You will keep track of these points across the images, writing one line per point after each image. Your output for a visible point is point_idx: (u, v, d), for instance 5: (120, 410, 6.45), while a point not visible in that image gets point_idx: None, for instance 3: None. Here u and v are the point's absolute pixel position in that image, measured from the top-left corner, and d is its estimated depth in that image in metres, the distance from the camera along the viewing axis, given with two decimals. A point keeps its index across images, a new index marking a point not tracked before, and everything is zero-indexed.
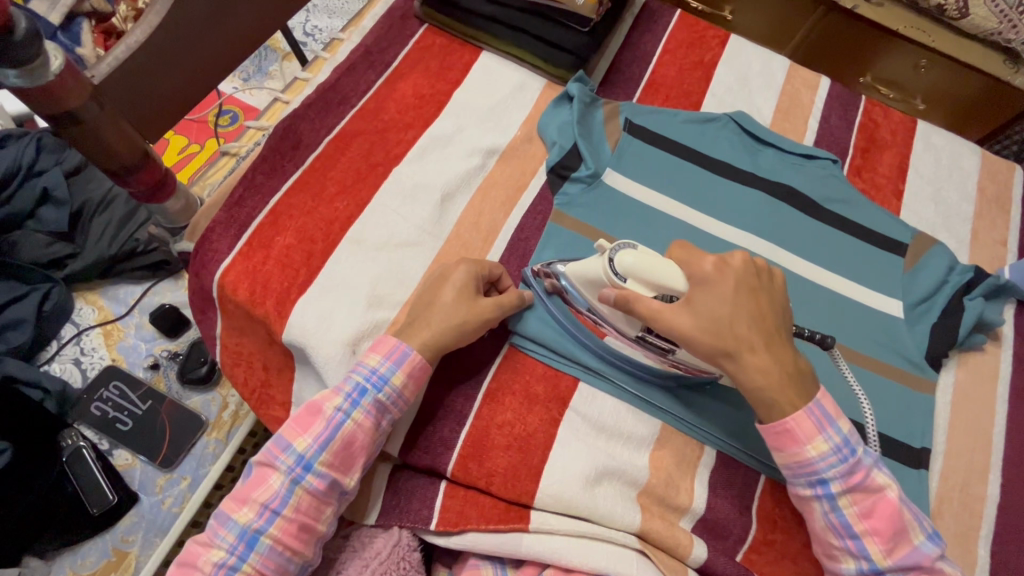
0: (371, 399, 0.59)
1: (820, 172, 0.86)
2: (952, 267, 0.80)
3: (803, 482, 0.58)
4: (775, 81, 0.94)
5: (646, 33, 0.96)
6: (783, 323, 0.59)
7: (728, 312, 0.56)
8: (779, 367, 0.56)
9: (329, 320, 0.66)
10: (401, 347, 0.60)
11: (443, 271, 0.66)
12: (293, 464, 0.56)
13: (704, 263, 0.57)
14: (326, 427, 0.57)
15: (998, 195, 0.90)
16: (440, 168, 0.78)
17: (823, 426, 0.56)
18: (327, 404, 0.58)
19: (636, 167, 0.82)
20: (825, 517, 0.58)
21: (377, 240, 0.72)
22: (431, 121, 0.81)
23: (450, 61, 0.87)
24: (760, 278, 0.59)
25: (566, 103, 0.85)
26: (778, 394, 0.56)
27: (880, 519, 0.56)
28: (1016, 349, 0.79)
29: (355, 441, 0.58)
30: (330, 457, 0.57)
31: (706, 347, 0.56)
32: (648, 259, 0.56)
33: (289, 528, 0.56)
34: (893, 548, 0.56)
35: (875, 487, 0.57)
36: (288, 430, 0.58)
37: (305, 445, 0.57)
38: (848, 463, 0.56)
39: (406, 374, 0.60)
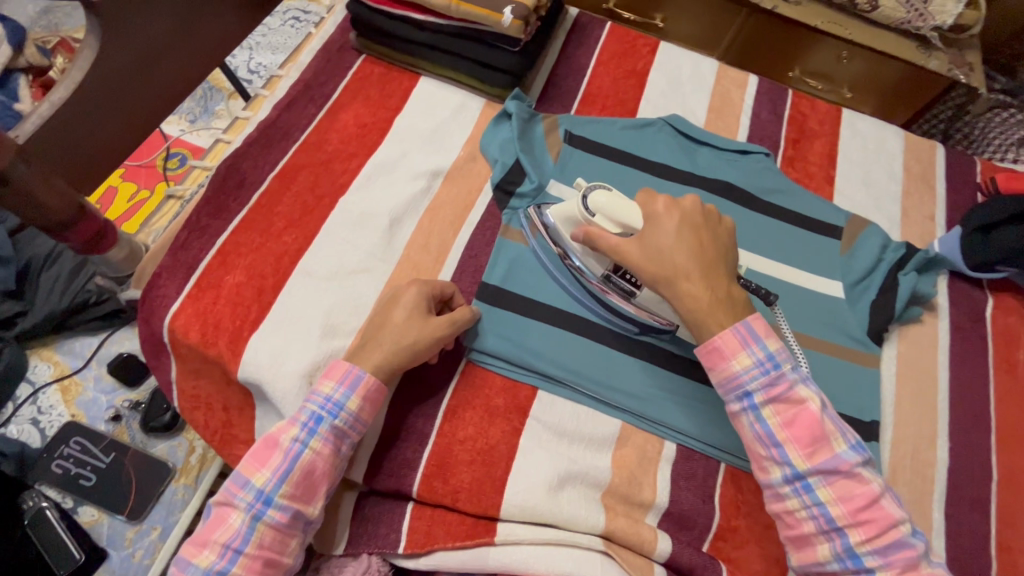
0: (327, 428, 0.59)
1: (755, 166, 0.90)
2: (886, 245, 0.84)
3: (732, 397, 0.60)
4: (706, 83, 0.99)
5: (579, 46, 1.00)
6: (727, 261, 0.64)
7: (671, 244, 0.63)
8: (709, 292, 0.61)
9: (283, 353, 0.67)
10: (354, 372, 0.61)
11: (394, 292, 0.67)
12: (251, 501, 0.56)
13: (657, 204, 0.66)
14: (283, 459, 0.57)
15: (923, 171, 0.94)
16: (386, 194, 0.80)
17: (747, 343, 0.59)
18: (283, 436, 0.59)
19: (578, 176, 0.84)
20: (753, 429, 0.59)
21: (327, 271, 0.73)
22: (375, 149, 0.83)
23: (389, 89, 0.89)
24: (707, 218, 0.66)
25: (505, 121, 0.87)
26: (708, 317, 0.61)
27: (801, 427, 0.57)
28: (953, 317, 0.82)
29: (314, 471, 0.58)
30: (290, 490, 0.57)
31: (646, 272, 0.63)
32: (617, 200, 0.66)
33: (253, 565, 0.55)
34: (814, 453, 0.57)
35: (796, 399, 0.58)
36: (245, 467, 0.58)
37: (263, 480, 0.57)
38: (770, 374, 0.59)
39: (360, 400, 0.61)
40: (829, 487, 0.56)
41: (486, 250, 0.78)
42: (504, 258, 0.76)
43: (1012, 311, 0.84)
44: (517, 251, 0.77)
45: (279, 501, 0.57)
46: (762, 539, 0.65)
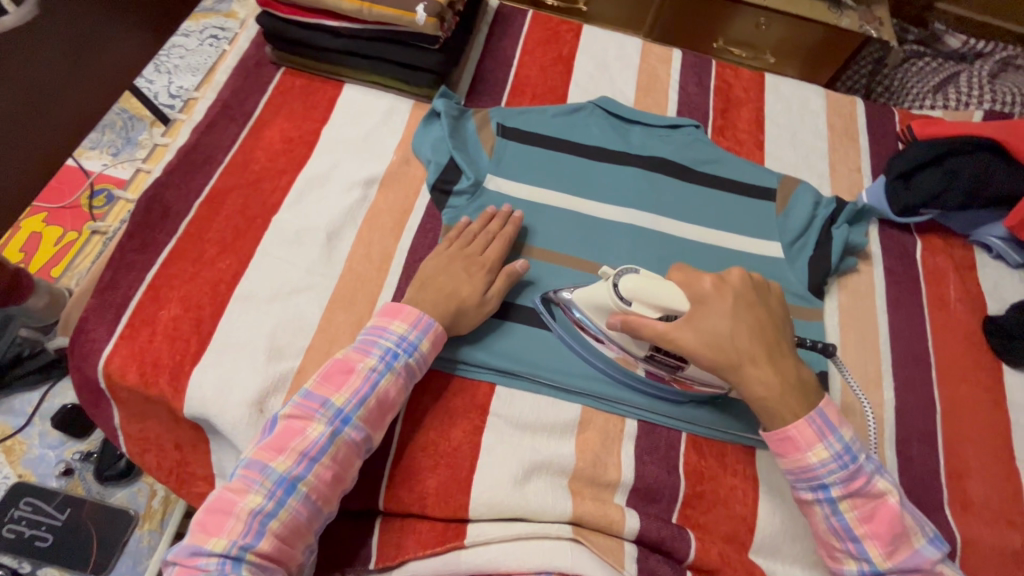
0: (402, 362, 0.63)
1: (686, 139, 0.91)
2: (818, 202, 0.87)
3: (804, 486, 0.60)
4: (632, 62, 1.00)
5: (503, 37, 1.00)
6: (785, 338, 0.64)
7: (728, 327, 0.61)
8: (780, 379, 0.60)
9: (230, 383, 0.65)
10: (426, 318, 0.65)
11: (471, 247, 0.72)
12: (332, 416, 0.59)
13: (704, 284, 0.63)
14: (363, 383, 0.60)
15: (847, 127, 0.98)
16: (322, 207, 0.78)
17: (824, 434, 0.59)
18: (360, 363, 0.62)
19: (515, 168, 0.84)
20: (827, 521, 0.60)
21: (268, 293, 0.71)
22: (305, 163, 0.81)
23: (313, 100, 0.87)
24: (758, 292, 0.65)
25: (435, 120, 0.86)
26: (779, 404, 0.60)
27: (881, 524, 0.58)
28: (887, 263, 0.86)
29: (387, 399, 0.62)
30: (367, 412, 0.60)
31: (710, 360, 0.61)
32: (649, 282, 0.61)
33: (325, 476, 0.57)
34: (895, 552, 0.58)
35: (875, 492, 0.59)
36: (319, 389, 0.60)
37: (343, 400, 0.59)
38: (849, 468, 0.58)
39: (431, 340, 0.65)
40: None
41: (430, 252, 0.77)
42: None
43: (939, 250, 0.88)
44: None
45: (357, 421, 0.60)
46: (729, 501, 0.67)
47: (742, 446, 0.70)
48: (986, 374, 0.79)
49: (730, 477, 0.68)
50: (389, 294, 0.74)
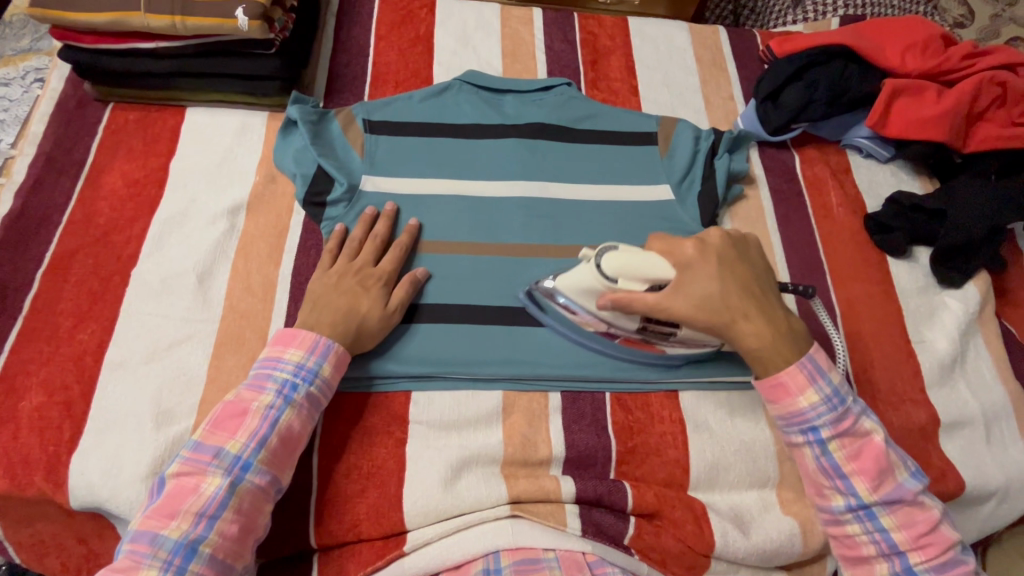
0: (303, 392, 0.59)
1: (561, 99, 0.89)
2: (699, 136, 0.88)
3: (795, 429, 0.61)
4: (493, 29, 0.96)
5: (353, 27, 0.94)
6: (768, 288, 0.64)
7: (718, 288, 0.61)
8: (771, 329, 0.61)
9: (116, 462, 0.59)
10: (323, 340, 0.61)
11: (364, 260, 0.68)
12: (229, 465, 0.54)
13: (685, 248, 0.63)
14: (262, 422, 0.56)
15: (714, 57, 0.99)
16: (186, 249, 0.72)
17: (814, 378, 0.59)
18: (254, 402, 0.57)
19: (390, 163, 0.80)
20: (817, 461, 0.60)
21: (142, 353, 0.65)
22: (156, 204, 0.74)
23: (154, 133, 0.79)
24: (738, 248, 0.65)
25: (294, 129, 0.80)
26: (772, 353, 0.60)
27: (867, 460, 0.59)
28: (771, 183, 0.89)
29: (292, 432, 0.58)
30: (272, 450, 0.56)
31: (704, 322, 0.61)
32: (628, 257, 0.61)
33: (231, 532, 0.53)
34: (881, 485, 0.58)
35: (861, 432, 0.60)
36: (210, 438, 0.55)
37: (241, 444, 0.55)
38: (838, 410, 0.59)
39: (333, 362, 0.61)
40: (893, 515, 0.58)
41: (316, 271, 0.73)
42: None
43: (815, 160, 0.91)
44: None
45: (261, 461, 0.56)
46: (661, 448, 0.67)
47: (666, 392, 0.70)
48: (874, 268, 0.83)
49: (659, 424, 0.68)
50: (279, 325, 0.69)
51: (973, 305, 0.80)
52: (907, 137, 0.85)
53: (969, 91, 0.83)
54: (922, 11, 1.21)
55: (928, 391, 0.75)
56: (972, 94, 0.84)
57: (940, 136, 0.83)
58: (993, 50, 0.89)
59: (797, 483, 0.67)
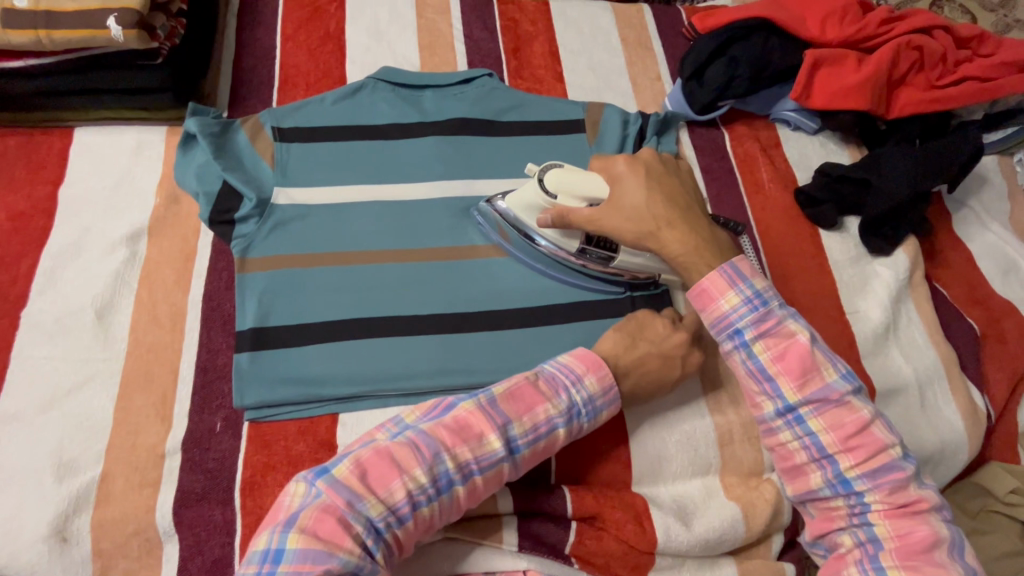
0: (556, 431, 0.55)
1: (482, 91, 0.85)
2: (626, 120, 0.85)
3: (722, 335, 0.59)
4: (407, 21, 0.92)
5: (257, 29, 0.88)
6: (699, 203, 0.65)
7: (644, 201, 0.63)
8: (695, 239, 0.61)
9: (13, 524, 0.55)
10: (615, 390, 0.58)
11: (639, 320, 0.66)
12: (440, 475, 0.49)
13: (619, 166, 0.65)
14: (543, 424, 0.54)
15: (639, 37, 0.97)
16: (82, 283, 0.66)
17: (734, 282, 0.58)
18: (381, 514, 0.47)
19: (303, 172, 0.75)
20: (745, 365, 0.59)
21: (38, 402, 0.60)
22: (46, 237, 0.68)
23: (39, 159, 0.73)
24: (668, 166, 0.67)
25: (194, 144, 0.75)
26: (696, 258, 0.61)
27: (791, 360, 0.57)
28: (702, 163, 0.87)
29: (468, 494, 0.51)
30: (449, 499, 0.51)
31: (631, 232, 0.63)
32: (572, 173, 0.66)
33: None
34: (805, 385, 0.56)
35: (785, 332, 0.57)
36: (481, 416, 0.52)
37: (495, 446, 0.52)
38: (759, 311, 0.57)
39: (609, 411, 0.58)
40: (820, 417, 0.56)
41: (228, 294, 0.68)
42: (252, 295, 0.67)
43: (745, 136, 0.90)
44: (268, 279, 0.68)
45: (430, 508, 0.50)
46: (600, 447, 0.65)
47: None
48: (807, 242, 0.83)
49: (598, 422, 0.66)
50: (191, 356, 0.65)
51: (902, 270, 0.81)
52: (831, 107, 0.85)
53: (887, 57, 0.83)
54: None
55: (863, 362, 0.76)
56: (891, 59, 0.84)
57: (861, 104, 0.83)
58: (910, 14, 0.89)
59: (739, 467, 0.67)
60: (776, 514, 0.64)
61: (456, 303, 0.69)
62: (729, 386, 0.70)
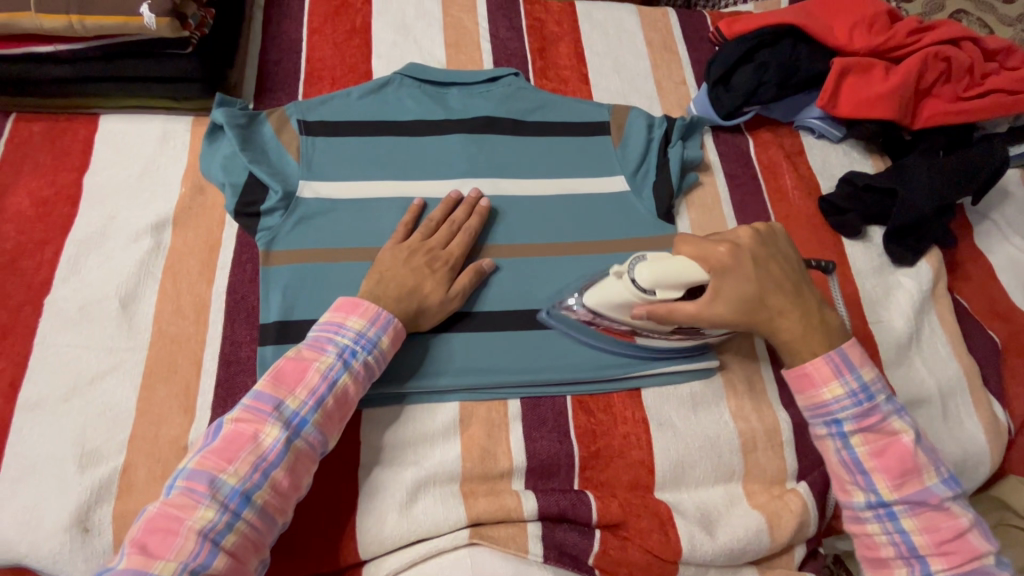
0: (342, 381, 0.56)
1: (508, 90, 0.84)
2: (652, 123, 0.85)
3: (819, 421, 0.60)
4: (434, 18, 0.92)
5: (284, 21, 0.88)
6: (804, 276, 0.63)
7: (755, 285, 0.60)
8: (805, 322, 0.61)
9: (34, 514, 0.54)
10: (384, 313, 0.59)
11: (396, 254, 0.65)
12: (225, 499, 0.48)
13: (718, 252, 0.61)
14: (320, 382, 0.55)
15: (664, 41, 0.97)
16: (106, 272, 0.66)
17: (841, 371, 0.58)
18: (229, 468, 0.50)
19: (329, 166, 0.74)
20: (839, 455, 0.59)
21: (61, 390, 0.60)
22: (71, 223, 0.68)
23: (64, 145, 0.73)
24: (773, 243, 0.64)
25: (221, 134, 0.75)
26: (804, 344, 0.60)
27: (891, 457, 0.57)
28: (726, 169, 0.87)
29: (276, 494, 0.51)
30: (256, 508, 0.50)
31: (742, 321, 0.61)
32: (664, 264, 0.59)
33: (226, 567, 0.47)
34: (903, 485, 0.57)
35: (889, 430, 0.58)
36: (183, 496, 0.48)
37: (275, 434, 0.52)
38: (864, 405, 0.58)
39: (391, 335, 0.59)
40: (915, 518, 0.56)
41: (253, 287, 0.68)
42: (277, 288, 0.66)
43: (769, 143, 0.90)
44: (292, 273, 0.67)
45: (237, 530, 0.48)
46: (624, 450, 0.65)
47: (628, 391, 0.68)
48: (832, 251, 0.82)
49: (623, 426, 0.66)
50: (215, 348, 0.64)
51: (926, 282, 0.81)
52: (857, 116, 0.85)
53: (915, 67, 0.83)
54: None
55: (886, 371, 0.75)
56: (918, 69, 0.84)
57: (889, 114, 0.83)
58: (938, 25, 0.89)
59: (763, 475, 0.67)
60: (802, 524, 0.64)
61: (478, 301, 0.69)
62: (752, 392, 0.70)
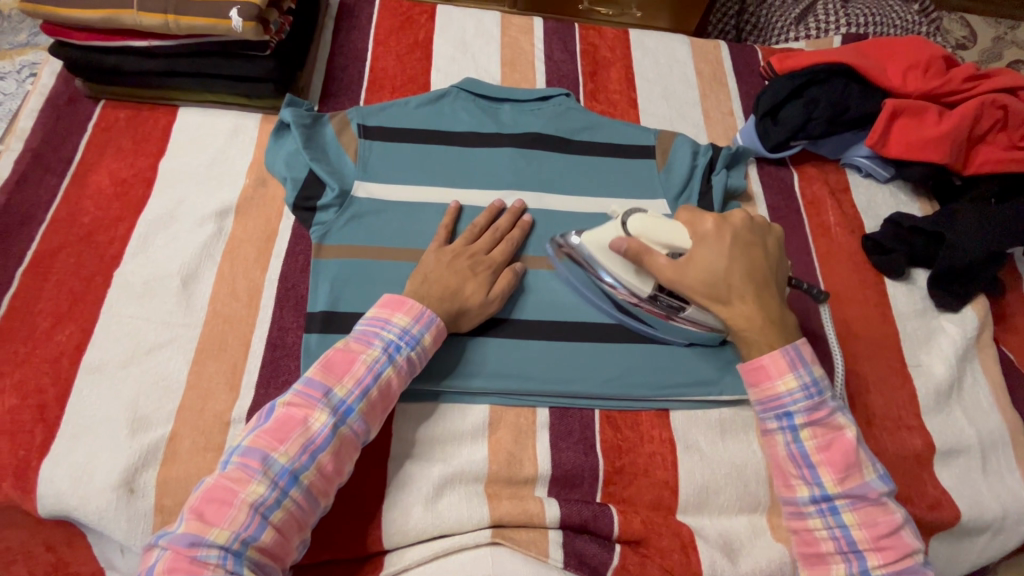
0: (385, 374, 0.58)
1: (559, 109, 0.87)
2: (697, 150, 0.86)
3: (770, 415, 0.60)
4: (492, 38, 0.96)
5: (352, 32, 0.93)
6: (775, 277, 0.65)
7: (724, 265, 0.62)
8: (763, 313, 0.62)
9: (86, 471, 0.57)
10: (429, 312, 0.62)
11: (444, 258, 0.67)
12: (275, 476, 0.51)
13: (705, 224, 0.65)
14: (366, 373, 0.57)
15: (714, 72, 0.99)
16: (172, 250, 0.70)
17: (796, 365, 0.60)
18: (279, 448, 0.52)
19: (383, 168, 0.78)
20: (787, 448, 0.59)
21: (121, 357, 0.63)
22: (144, 204, 0.73)
23: (145, 132, 0.78)
24: (759, 235, 0.65)
25: (287, 132, 0.79)
26: (757, 336, 0.62)
27: (836, 452, 0.58)
28: (769, 201, 0.88)
29: (321, 476, 0.53)
30: (302, 487, 0.52)
31: (701, 295, 0.63)
32: (654, 220, 0.64)
33: (272, 541, 0.50)
34: (846, 479, 0.57)
35: (835, 425, 0.59)
36: (238, 471, 0.51)
37: (323, 419, 0.54)
38: (814, 399, 0.59)
39: (434, 334, 0.62)
40: (855, 513, 0.57)
41: (303, 277, 0.71)
42: (326, 280, 0.69)
43: (814, 178, 0.90)
44: (341, 267, 0.70)
45: (285, 507, 0.51)
46: (649, 469, 0.65)
47: (656, 411, 0.68)
48: (872, 289, 0.81)
49: (648, 444, 0.66)
50: (264, 331, 0.67)
51: (971, 329, 0.79)
52: (907, 158, 0.84)
53: (971, 113, 0.82)
54: (926, 31, 1.20)
55: (924, 418, 0.73)
56: (974, 115, 0.83)
57: (941, 157, 0.82)
58: (996, 73, 0.88)
59: None
60: None
61: (514, 307, 0.70)
62: None
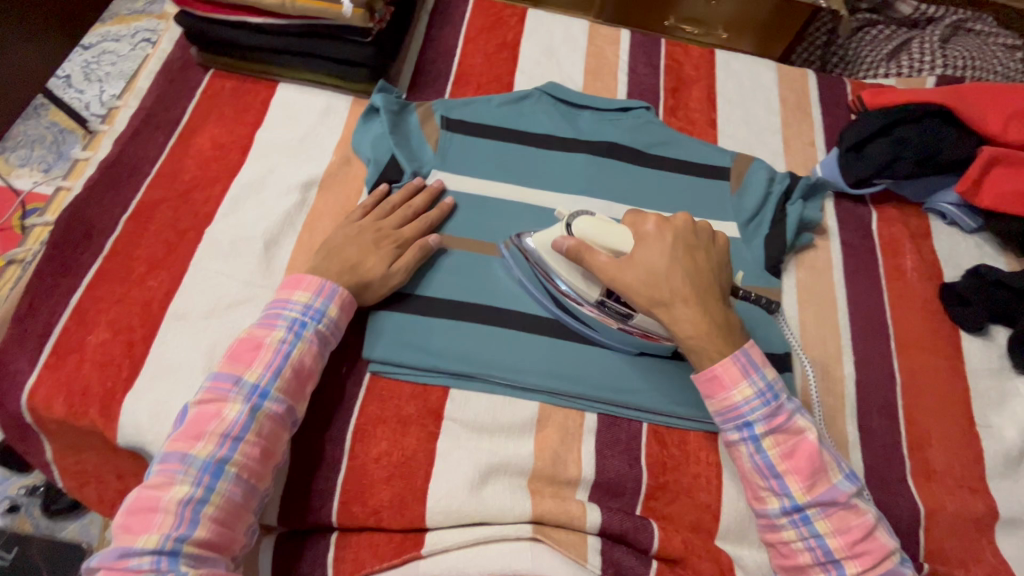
0: (296, 352, 0.60)
1: (637, 121, 0.88)
2: (773, 177, 0.85)
3: (730, 426, 0.59)
4: (579, 45, 0.97)
5: (444, 27, 0.97)
6: (719, 281, 0.63)
7: (665, 264, 0.61)
8: (706, 317, 0.60)
9: (162, 410, 0.61)
10: (329, 284, 0.64)
11: (360, 229, 0.70)
12: (199, 473, 0.52)
13: (646, 225, 0.64)
14: (274, 355, 0.59)
15: (799, 101, 0.97)
16: (258, 214, 0.75)
17: (748, 371, 0.59)
18: (196, 445, 0.53)
19: (460, 160, 0.80)
20: (752, 460, 0.58)
21: (204, 308, 0.68)
22: (238, 169, 0.78)
23: (246, 103, 0.83)
24: (701, 238, 0.64)
25: (375, 116, 0.83)
26: (702, 342, 0.60)
27: (800, 458, 0.57)
28: (843, 237, 0.85)
29: (251, 459, 0.55)
30: (232, 476, 0.53)
31: (642, 297, 0.61)
32: (600, 224, 0.64)
33: (208, 533, 0.51)
34: (814, 485, 0.56)
35: (795, 429, 0.58)
36: (159, 477, 0.52)
37: (238, 407, 0.55)
38: (771, 405, 0.58)
39: (338, 305, 0.64)
40: (827, 519, 0.56)
41: None
42: None
43: (894, 220, 0.87)
44: None
45: (216, 501, 0.52)
46: (693, 490, 0.64)
47: (705, 432, 0.68)
48: (944, 341, 0.78)
49: (694, 465, 0.66)
50: None
51: None
52: (999, 209, 0.81)
53: None
54: None
55: (989, 482, 0.70)
56: None
57: None
58: None
59: None
60: None
61: (420, 282, 0.71)
62: None
